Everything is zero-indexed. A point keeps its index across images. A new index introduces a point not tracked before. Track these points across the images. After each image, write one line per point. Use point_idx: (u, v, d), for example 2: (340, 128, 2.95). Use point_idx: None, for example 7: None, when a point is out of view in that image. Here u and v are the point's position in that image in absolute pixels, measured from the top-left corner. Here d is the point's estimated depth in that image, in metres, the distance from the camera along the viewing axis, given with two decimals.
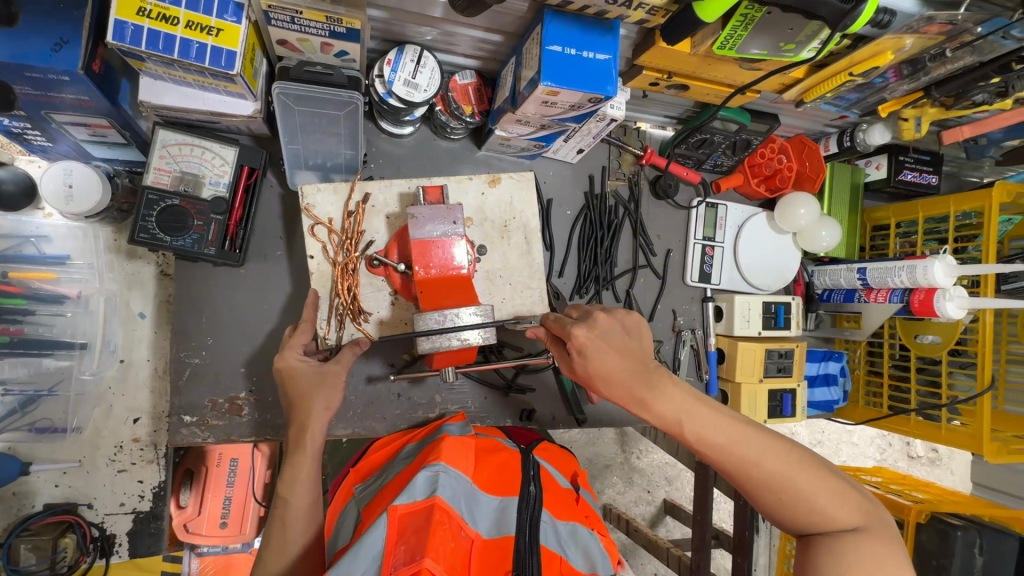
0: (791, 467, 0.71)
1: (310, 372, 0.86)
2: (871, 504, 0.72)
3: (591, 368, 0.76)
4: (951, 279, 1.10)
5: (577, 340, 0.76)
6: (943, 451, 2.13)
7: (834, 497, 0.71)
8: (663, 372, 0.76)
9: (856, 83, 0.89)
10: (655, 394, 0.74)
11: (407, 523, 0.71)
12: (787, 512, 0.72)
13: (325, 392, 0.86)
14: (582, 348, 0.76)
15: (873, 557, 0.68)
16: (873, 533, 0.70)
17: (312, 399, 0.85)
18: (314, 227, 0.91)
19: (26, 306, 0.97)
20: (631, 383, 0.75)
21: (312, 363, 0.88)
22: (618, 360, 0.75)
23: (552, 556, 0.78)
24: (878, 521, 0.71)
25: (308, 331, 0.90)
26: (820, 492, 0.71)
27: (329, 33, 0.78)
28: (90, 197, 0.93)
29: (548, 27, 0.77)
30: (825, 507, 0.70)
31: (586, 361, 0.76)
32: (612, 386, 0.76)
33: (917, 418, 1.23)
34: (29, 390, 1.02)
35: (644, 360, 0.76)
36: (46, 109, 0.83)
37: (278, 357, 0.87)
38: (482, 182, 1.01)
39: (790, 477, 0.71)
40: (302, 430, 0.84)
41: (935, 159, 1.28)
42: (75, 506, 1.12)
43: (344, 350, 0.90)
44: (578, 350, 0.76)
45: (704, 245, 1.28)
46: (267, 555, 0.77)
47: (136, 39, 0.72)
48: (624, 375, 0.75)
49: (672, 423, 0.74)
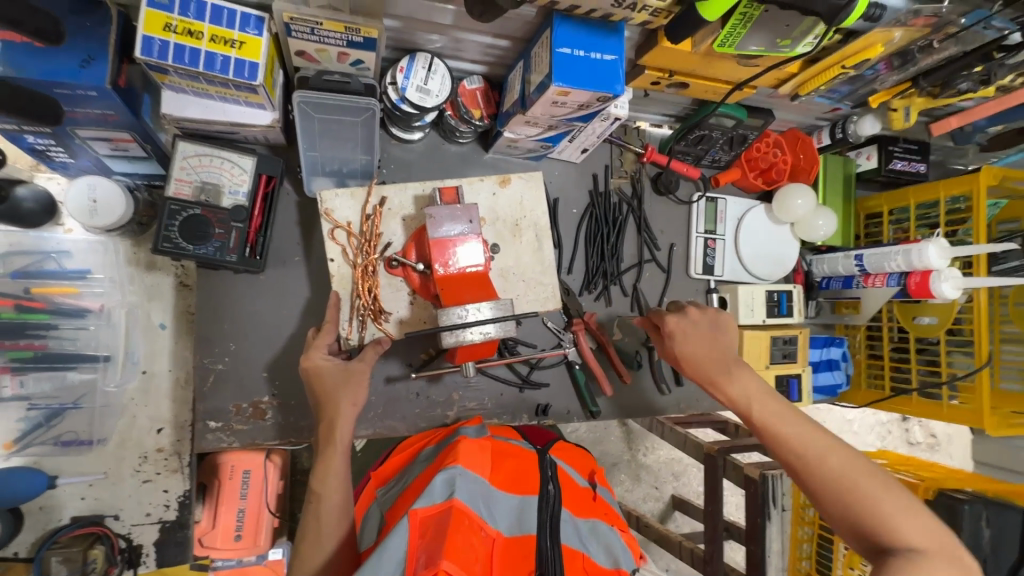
0: (853, 471, 0.73)
1: (335, 372, 0.88)
2: (945, 533, 0.69)
3: (678, 348, 0.91)
4: (945, 261, 1.14)
5: (668, 325, 0.92)
6: (941, 436, 2.20)
7: (900, 513, 0.70)
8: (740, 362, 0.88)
9: (849, 75, 0.94)
10: (729, 379, 0.85)
11: (428, 525, 0.73)
12: (842, 515, 0.73)
13: (350, 390, 0.87)
14: (672, 331, 0.92)
15: None
16: (939, 559, 0.67)
17: (339, 398, 0.86)
18: (333, 231, 0.94)
19: (49, 321, 0.98)
20: (710, 367, 0.88)
21: (337, 361, 0.89)
22: (702, 348, 0.89)
23: (574, 553, 0.80)
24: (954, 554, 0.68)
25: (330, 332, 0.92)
26: (885, 500, 0.71)
27: (347, 42, 0.81)
28: (114, 209, 0.95)
29: (557, 30, 0.81)
30: (887, 518, 0.70)
31: (672, 340, 0.91)
32: (694, 368, 0.89)
33: (918, 397, 1.28)
34: (54, 404, 1.03)
35: (725, 352, 0.88)
36: (71, 125, 0.85)
37: (304, 356, 0.88)
38: (493, 184, 1.04)
39: (851, 479, 0.73)
40: (330, 428, 0.85)
41: (922, 148, 1.33)
42: (102, 518, 1.13)
43: (367, 350, 0.91)
44: (669, 334, 0.92)
45: (706, 238, 1.32)
46: (301, 551, 0.79)
47: (163, 53, 0.74)
48: (706, 360, 0.88)
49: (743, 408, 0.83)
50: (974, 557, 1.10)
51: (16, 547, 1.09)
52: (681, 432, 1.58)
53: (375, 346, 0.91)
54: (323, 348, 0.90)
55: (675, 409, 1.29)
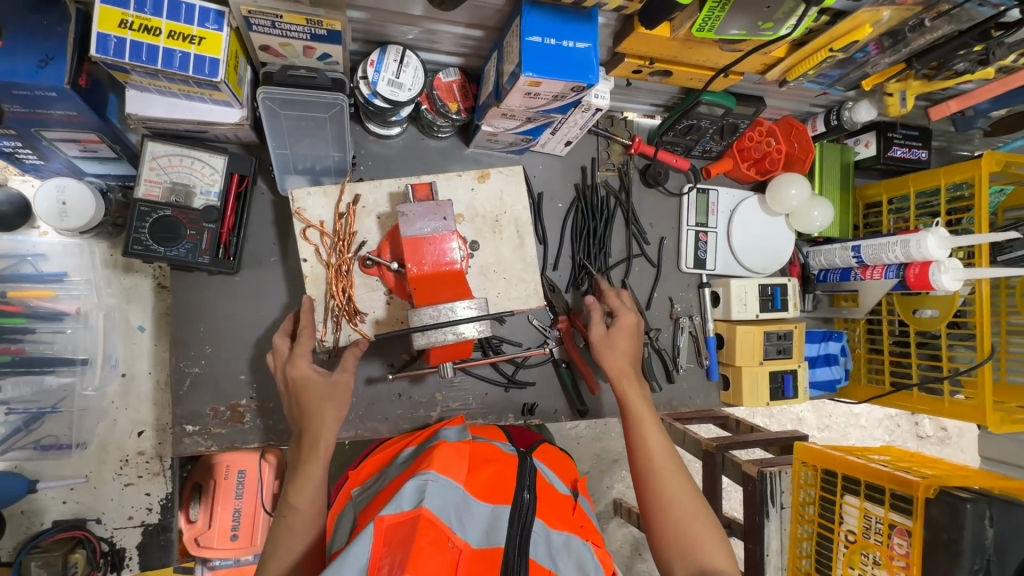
0: (685, 497, 0.86)
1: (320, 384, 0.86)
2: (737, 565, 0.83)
3: (612, 342, 1.03)
4: (945, 252, 1.10)
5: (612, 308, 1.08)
6: (953, 430, 2.15)
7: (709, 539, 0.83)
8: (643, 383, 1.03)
9: (837, 59, 0.89)
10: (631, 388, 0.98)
11: (393, 534, 0.71)
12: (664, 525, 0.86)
13: (334, 403, 0.86)
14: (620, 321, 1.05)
15: None
16: None
17: (324, 406, 0.85)
18: (306, 231, 0.92)
19: (26, 324, 0.99)
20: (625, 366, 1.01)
21: (320, 372, 0.88)
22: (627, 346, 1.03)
23: (542, 569, 0.76)
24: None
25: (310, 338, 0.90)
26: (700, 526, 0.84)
27: (310, 35, 0.79)
28: (85, 211, 0.94)
29: (527, 18, 0.78)
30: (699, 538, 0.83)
31: (612, 332, 1.04)
32: (614, 360, 1.02)
33: (919, 392, 1.23)
34: (33, 408, 1.02)
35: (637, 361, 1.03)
36: (37, 126, 0.84)
37: (289, 364, 0.86)
38: (471, 179, 1.01)
39: (679, 500, 0.86)
40: (315, 437, 0.84)
41: (923, 134, 1.28)
42: (84, 522, 1.13)
43: (347, 355, 0.90)
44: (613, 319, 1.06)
45: (698, 232, 1.28)
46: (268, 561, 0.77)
47: (119, 51, 0.72)
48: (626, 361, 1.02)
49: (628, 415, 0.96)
50: (977, 558, 1.05)
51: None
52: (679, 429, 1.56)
53: (353, 351, 0.91)
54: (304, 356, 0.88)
55: (666, 407, 1.27)
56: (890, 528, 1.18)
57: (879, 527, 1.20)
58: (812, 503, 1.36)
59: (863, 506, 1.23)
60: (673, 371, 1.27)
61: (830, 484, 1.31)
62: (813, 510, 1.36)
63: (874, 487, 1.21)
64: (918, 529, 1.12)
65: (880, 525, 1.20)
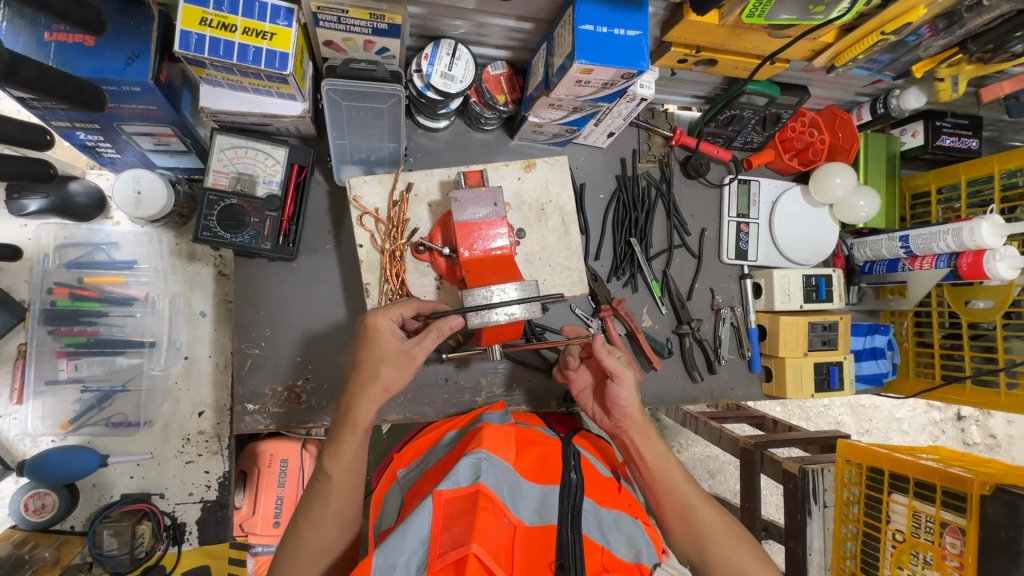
0: (719, 520, 0.88)
1: (387, 350, 0.81)
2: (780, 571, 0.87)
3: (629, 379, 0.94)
4: (1000, 239, 1.08)
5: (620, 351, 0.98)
6: (1003, 437, 2.08)
7: (750, 553, 0.86)
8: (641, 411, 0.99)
9: (889, 42, 0.88)
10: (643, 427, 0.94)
11: (451, 508, 0.73)
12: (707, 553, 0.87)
13: (392, 368, 0.81)
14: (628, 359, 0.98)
15: None
16: None
17: (377, 367, 0.81)
18: (362, 218, 0.96)
19: (99, 308, 1.08)
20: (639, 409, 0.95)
21: (397, 340, 0.82)
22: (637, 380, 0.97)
23: (594, 546, 0.79)
24: None
25: (413, 312, 0.85)
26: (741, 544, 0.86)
27: (372, 30, 0.83)
28: (157, 200, 1.00)
29: (580, 8, 0.80)
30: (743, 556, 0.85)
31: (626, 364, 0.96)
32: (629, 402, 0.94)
33: (972, 385, 1.20)
34: (106, 386, 1.10)
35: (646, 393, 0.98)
36: (118, 121, 0.91)
37: (372, 312, 0.82)
38: (518, 168, 1.04)
39: (715, 525, 0.87)
40: (354, 403, 0.82)
41: (974, 122, 1.26)
42: (148, 496, 1.17)
43: (426, 334, 0.83)
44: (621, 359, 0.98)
45: (739, 222, 1.28)
46: (302, 523, 0.80)
47: (199, 47, 0.78)
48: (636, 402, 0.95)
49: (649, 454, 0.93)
50: None
51: (72, 521, 1.14)
52: (716, 427, 1.54)
53: (436, 329, 0.83)
54: (393, 314, 0.82)
55: (707, 398, 1.26)
56: (942, 527, 1.15)
57: (930, 525, 1.17)
58: (856, 502, 1.32)
59: (911, 504, 1.20)
60: (715, 362, 1.26)
61: (876, 482, 1.28)
62: (857, 510, 1.32)
63: (924, 485, 1.18)
64: (972, 528, 1.09)
65: (931, 523, 1.17)
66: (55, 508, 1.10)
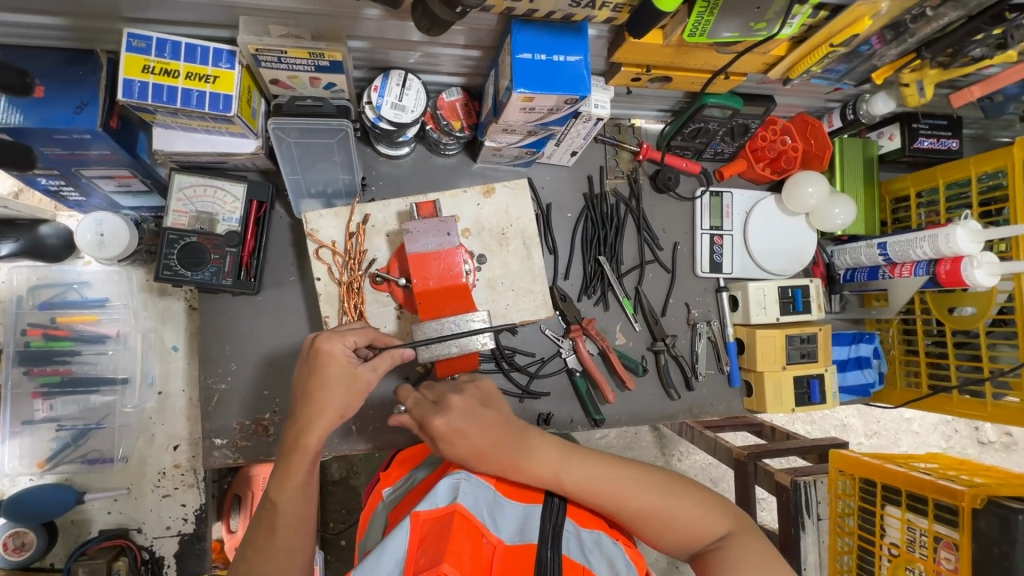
0: (657, 498, 0.82)
1: (341, 375, 0.76)
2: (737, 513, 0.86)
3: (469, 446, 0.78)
4: (976, 246, 1.04)
5: (436, 428, 0.78)
6: (1019, 435, 2.01)
7: (698, 509, 0.83)
8: (528, 434, 0.83)
9: (840, 53, 0.87)
10: (520, 453, 0.80)
11: (427, 529, 0.68)
12: (663, 533, 0.82)
13: (346, 395, 0.76)
14: (445, 436, 0.78)
15: (747, 552, 0.80)
16: (739, 532, 0.83)
17: (330, 394, 0.75)
18: (319, 251, 0.97)
19: (72, 346, 1.11)
20: (499, 453, 0.79)
21: (351, 363, 0.77)
22: (478, 441, 0.78)
23: (574, 564, 0.71)
24: (743, 519, 0.86)
25: (365, 336, 0.80)
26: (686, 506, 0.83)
27: (314, 67, 0.83)
28: (120, 241, 1.01)
29: (517, 37, 0.80)
30: (694, 518, 0.82)
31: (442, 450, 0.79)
32: (485, 461, 0.78)
33: (959, 395, 1.16)
34: (80, 424, 1.13)
35: (495, 439, 0.79)
36: (77, 166, 0.92)
37: (323, 335, 0.76)
38: (477, 194, 1.04)
39: (657, 508, 0.82)
40: (306, 428, 0.75)
41: (952, 122, 1.23)
42: (126, 531, 1.20)
43: (380, 359, 0.79)
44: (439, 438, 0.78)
45: (712, 235, 1.26)
46: (250, 559, 0.71)
47: (143, 94, 0.78)
48: (489, 449, 0.79)
49: (553, 479, 0.80)
50: None
51: (52, 558, 1.17)
52: (711, 437, 1.52)
53: (391, 354, 0.80)
54: (345, 333, 0.78)
55: (687, 415, 1.24)
56: (935, 541, 1.10)
57: (923, 540, 1.12)
58: (851, 515, 1.28)
59: (905, 517, 1.15)
60: (692, 379, 1.24)
61: (870, 495, 1.24)
62: (852, 522, 1.28)
63: (916, 497, 1.14)
64: (966, 543, 1.04)
65: (925, 537, 1.12)
66: (33, 546, 1.12)
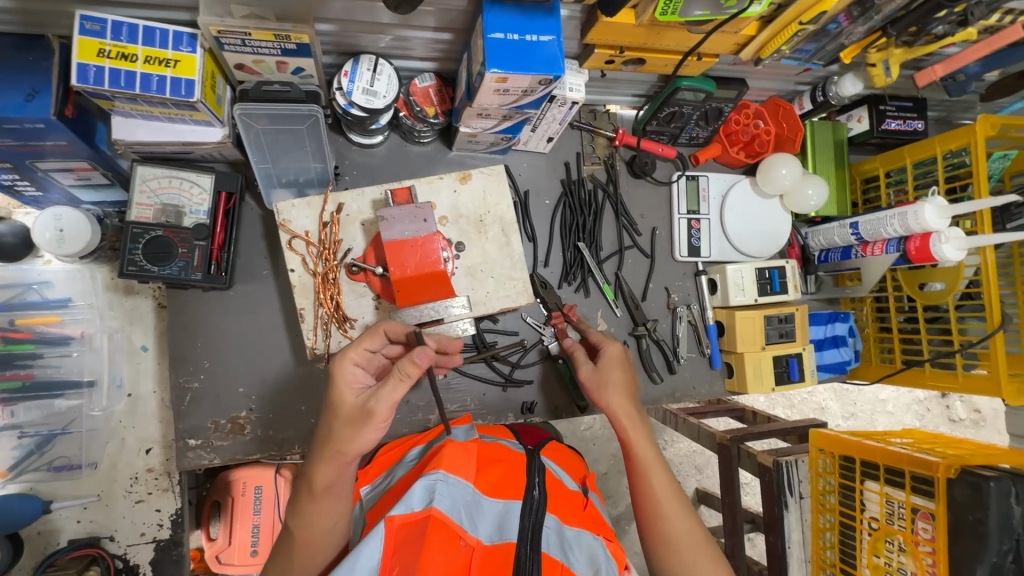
0: (692, 537, 0.85)
1: (350, 406, 0.75)
2: None
3: (607, 379, 0.95)
4: (944, 221, 1.07)
5: (607, 354, 0.99)
6: (988, 412, 2.08)
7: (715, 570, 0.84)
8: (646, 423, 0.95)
9: (809, 32, 0.88)
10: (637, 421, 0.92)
11: (404, 534, 0.70)
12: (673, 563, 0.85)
13: (352, 421, 0.74)
14: (609, 358, 0.98)
15: None
16: None
17: (338, 423, 0.75)
18: (292, 241, 0.94)
19: (34, 350, 1.03)
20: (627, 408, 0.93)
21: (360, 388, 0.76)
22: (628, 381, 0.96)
23: (554, 561, 0.73)
24: None
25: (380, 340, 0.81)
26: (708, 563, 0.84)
27: (281, 50, 0.81)
28: (81, 237, 0.97)
29: (488, 16, 0.79)
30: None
31: (602, 366, 0.97)
32: (619, 405, 0.93)
33: (931, 368, 1.19)
34: (45, 430, 1.07)
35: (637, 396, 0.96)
36: (31, 158, 0.88)
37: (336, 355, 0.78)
38: (453, 181, 1.02)
39: (687, 538, 0.85)
40: (314, 465, 0.75)
41: (917, 104, 1.25)
42: (98, 539, 1.16)
43: (390, 385, 0.73)
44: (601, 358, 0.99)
45: (689, 219, 1.26)
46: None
47: (99, 79, 0.75)
48: (627, 396, 0.94)
49: (636, 456, 0.90)
50: (1005, 538, 1.00)
51: (19, 571, 1.14)
52: (694, 423, 1.53)
53: (397, 378, 0.73)
54: (358, 357, 0.79)
55: (670, 399, 1.25)
56: (913, 513, 1.12)
57: (902, 512, 1.15)
58: (832, 492, 1.29)
59: (884, 491, 1.17)
60: (674, 362, 1.25)
61: (849, 471, 1.25)
62: (833, 499, 1.29)
63: (893, 471, 1.16)
64: (941, 512, 1.06)
65: (903, 509, 1.14)
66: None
